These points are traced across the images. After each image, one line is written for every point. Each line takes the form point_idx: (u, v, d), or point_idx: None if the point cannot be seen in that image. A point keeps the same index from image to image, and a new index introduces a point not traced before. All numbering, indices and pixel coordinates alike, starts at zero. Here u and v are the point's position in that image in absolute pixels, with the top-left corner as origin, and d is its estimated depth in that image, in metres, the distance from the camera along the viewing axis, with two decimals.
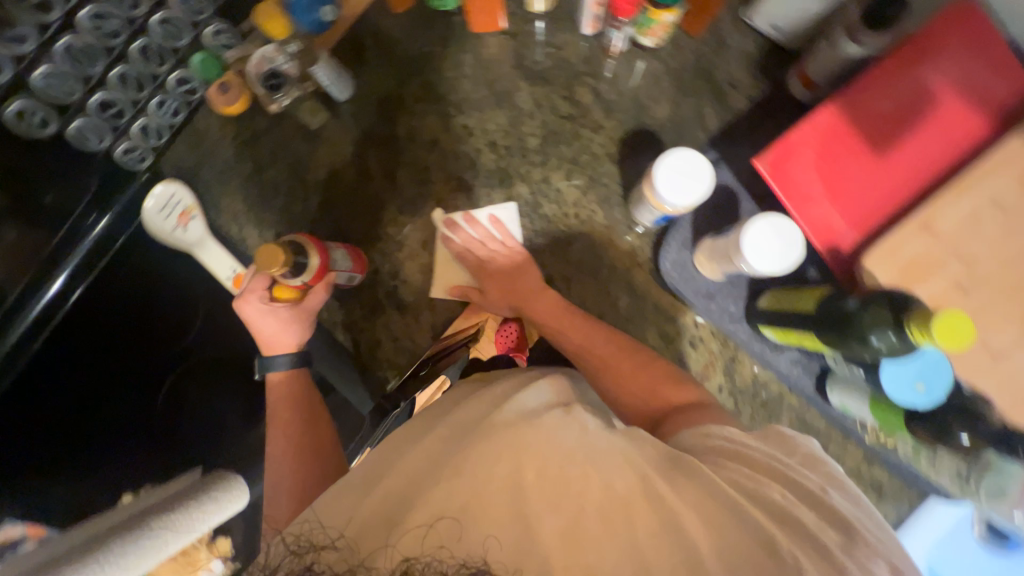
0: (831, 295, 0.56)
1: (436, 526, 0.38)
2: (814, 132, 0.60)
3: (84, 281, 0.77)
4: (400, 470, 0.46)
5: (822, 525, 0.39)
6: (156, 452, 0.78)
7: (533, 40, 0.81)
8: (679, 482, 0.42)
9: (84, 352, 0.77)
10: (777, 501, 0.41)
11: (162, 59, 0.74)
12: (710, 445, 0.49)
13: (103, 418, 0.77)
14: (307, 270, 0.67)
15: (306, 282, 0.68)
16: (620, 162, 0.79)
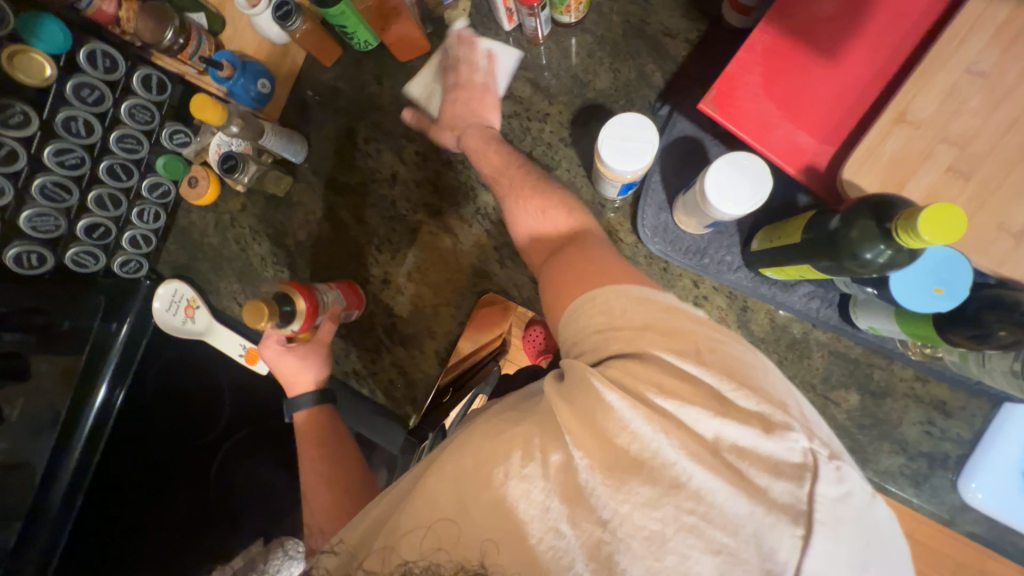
0: (816, 215, 0.52)
1: (434, 528, 0.39)
2: (754, 57, 0.57)
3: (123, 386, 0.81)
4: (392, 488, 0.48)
5: (707, 402, 0.38)
6: (215, 531, 0.80)
7: (460, 51, 0.81)
8: (571, 402, 0.40)
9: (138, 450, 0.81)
10: (661, 399, 0.38)
11: (130, 173, 0.77)
12: (602, 332, 0.45)
13: (166, 507, 0.81)
14: (296, 316, 0.68)
15: (299, 327, 0.69)
16: (575, 144, 0.78)
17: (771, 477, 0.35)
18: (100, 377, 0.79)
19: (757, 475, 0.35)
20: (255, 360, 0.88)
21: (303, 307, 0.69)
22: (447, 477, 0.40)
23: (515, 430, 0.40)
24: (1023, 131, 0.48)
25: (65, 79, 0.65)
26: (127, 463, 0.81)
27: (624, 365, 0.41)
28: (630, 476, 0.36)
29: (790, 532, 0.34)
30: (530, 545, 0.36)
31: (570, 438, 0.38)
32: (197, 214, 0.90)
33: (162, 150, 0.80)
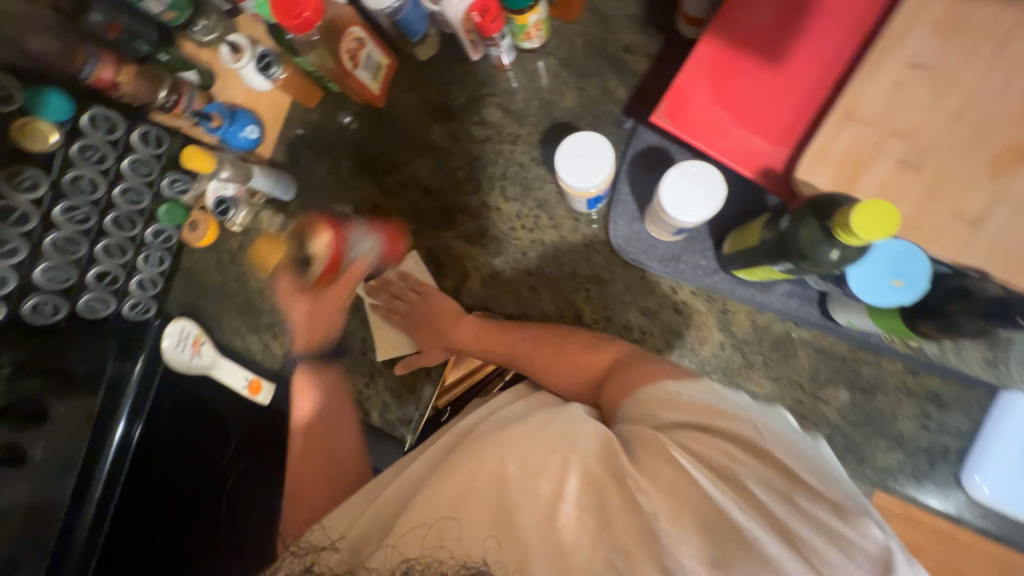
0: (773, 216, 0.53)
1: (436, 525, 0.42)
2: (700, 69, 0.58)
3: (139, 423, 0.86)
4: (394, 494, 0.50)
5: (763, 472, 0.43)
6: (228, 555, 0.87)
7: (433, 84, 0.86)
8: (647, 463, 0.44)
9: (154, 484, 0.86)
10: (732, 469, 0.43)
11: (134, 222, 0.83)
12: (669, 402, 0.51)
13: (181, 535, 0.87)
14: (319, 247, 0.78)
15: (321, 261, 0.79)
16: (546, 163, 0.80)
17: (842, 556, 0.38)
18: (118, 413, 0.84)
19: (826, 549, 0.38)
20: (258, 391, 0.92)
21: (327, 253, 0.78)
22: (498, 492, 0.43)
23: (573, 458, 0.44)
24: (970, 119, 0.48)
25: (70, 142, 0.71)
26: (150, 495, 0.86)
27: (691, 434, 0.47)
28: (698, 534, 0.40)
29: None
30: (574, 566, 0.39)
31: (637, 487, 0.42)
32: (200, 255, 0.96)
33: (162, 198, 0.86)
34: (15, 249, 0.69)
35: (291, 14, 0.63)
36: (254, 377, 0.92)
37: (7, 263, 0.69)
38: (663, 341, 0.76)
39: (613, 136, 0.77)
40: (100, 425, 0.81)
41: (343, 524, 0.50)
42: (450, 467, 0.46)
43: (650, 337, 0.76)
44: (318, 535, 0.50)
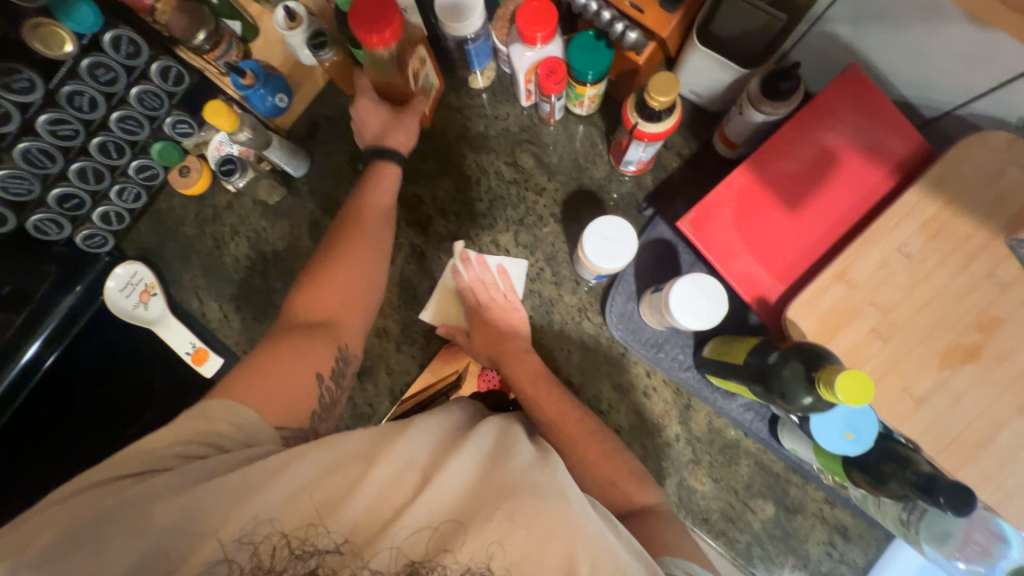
0: (760, 345, 0.58)
1: (436, 527, 0.46)
2: (730, 193, 0.64)
3: (56, 350, 0.72)
4: (423, 510, 0.47)
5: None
6: None
7: (477, 112, 0.87)
8: None
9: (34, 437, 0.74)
10: None
11: (122, 152, 0.76)
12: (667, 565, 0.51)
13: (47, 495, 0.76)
14: (659, 122, 0.63)
15: (636, 122, 0.64)
16: (564, 221, 0.83)
17: None
18: (35, 333, 0.71)
19: None
20: (202, 361, 0.85)
21: (668, 126, 0.63)
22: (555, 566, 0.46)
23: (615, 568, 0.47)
24: (933, 312, 0.56)
25: (82, 56, 0.65)
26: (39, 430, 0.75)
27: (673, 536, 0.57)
28: None
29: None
30: None
31: None
32: (179, 202, 0.89)
33: (160, 134, 0.80)
34: None
35: (365, 27, 0.59)
36: (201, 346, 0.85)
37: None
38: (626, 420, 0.79)
39: (631, 218, 0.82)
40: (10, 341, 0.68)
41: (342, 522, 0.46)
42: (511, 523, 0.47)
43: (615, 412, 0.79)
44: (309, 527, 0.45)
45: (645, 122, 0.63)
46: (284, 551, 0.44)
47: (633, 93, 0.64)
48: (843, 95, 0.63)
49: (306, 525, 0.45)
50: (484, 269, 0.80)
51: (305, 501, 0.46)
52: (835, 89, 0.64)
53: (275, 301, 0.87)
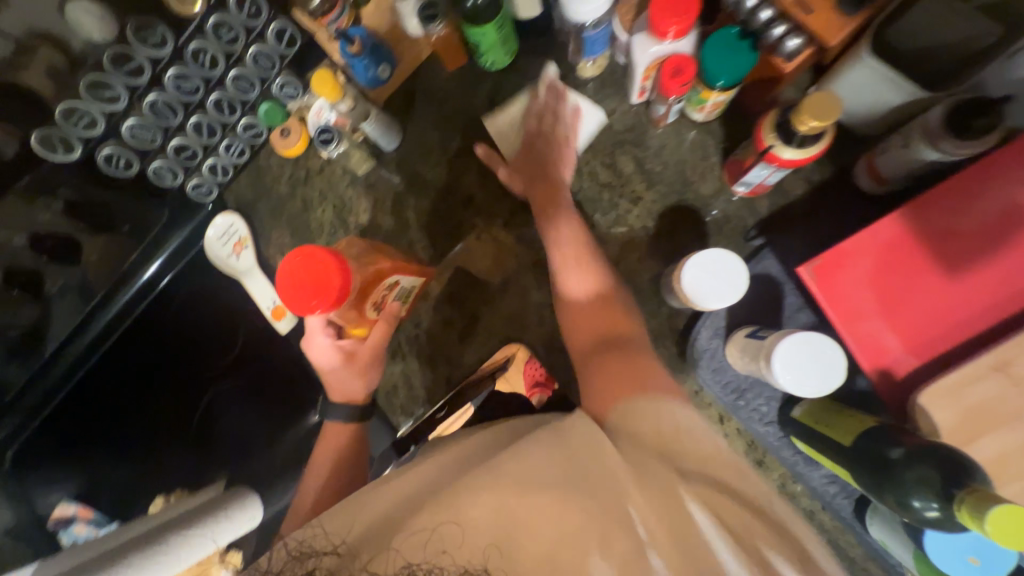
0: (876, 431, 0.50)
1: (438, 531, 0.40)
2: (872, 243, 0.54)
3: (170, 269, 0.87)
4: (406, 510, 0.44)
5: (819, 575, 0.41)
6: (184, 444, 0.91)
7: (581, 104, 0.80)
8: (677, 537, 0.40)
9: (144, 346, 0.89)
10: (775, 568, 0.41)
11: (233, 109, 0.80)
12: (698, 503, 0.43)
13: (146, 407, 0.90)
14: (799, 149, 0.53)
15: (771, 142, 0.55)
16: (656, 237, 0.76)
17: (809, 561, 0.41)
18: (151, 260, 0.86)
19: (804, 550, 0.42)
20: (280, 318, 0.89)
21: (808, 153, 0.53)
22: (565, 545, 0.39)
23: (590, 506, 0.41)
24: None
25: (209, 15, 0.70)
26: (145, 347, 0.89)
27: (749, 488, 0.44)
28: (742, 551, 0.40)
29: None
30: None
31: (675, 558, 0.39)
32: (277, 160, 0.91)
33: (268, 96, 0.81)
34: (115, 96, 0.68)
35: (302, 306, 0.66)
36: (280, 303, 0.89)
37: (102, 109, 0.67)
38: None
39: (734, 244, 0.73)
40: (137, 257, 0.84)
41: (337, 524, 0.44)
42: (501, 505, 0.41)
43: None
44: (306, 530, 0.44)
45: (781, 144, 0.54)
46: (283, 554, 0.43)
47: (774, 108, 0.55)
48: None
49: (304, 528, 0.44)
50: (561, 106, 0.75)
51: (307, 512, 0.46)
52: None
53: None
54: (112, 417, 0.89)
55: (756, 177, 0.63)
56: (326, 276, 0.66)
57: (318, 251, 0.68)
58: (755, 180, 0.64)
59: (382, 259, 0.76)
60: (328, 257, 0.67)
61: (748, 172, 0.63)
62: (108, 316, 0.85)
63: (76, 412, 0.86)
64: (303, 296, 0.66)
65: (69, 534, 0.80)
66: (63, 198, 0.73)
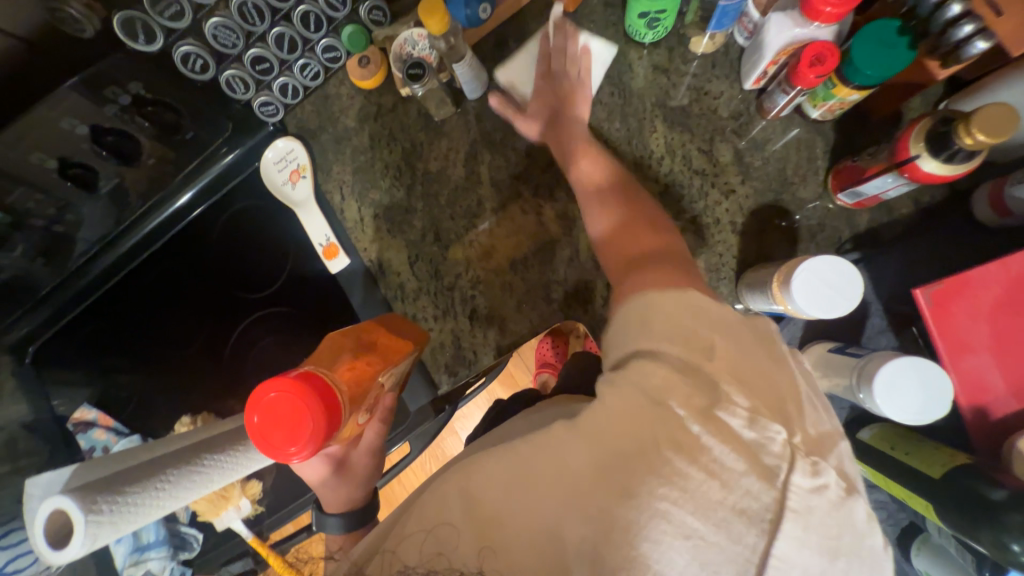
0: (970, 467, 0.49)
1: (434, 532, 0.42)
2: (1000, 276, 0.51)
3: (205, 201, 0.85)
4: (394, 521, 0.46)
5: (758, 412, 0.38)
6: (209, 369, 0.90)
7: (683, 81, 0.75)
8: (582, 432, 0.41)
9: (175, 268, 0.88)
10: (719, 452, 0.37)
11: (319, 27, 0.76)
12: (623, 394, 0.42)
13: (171, 331, 0.90)
14: (944, 166, 0.50)
15: (915, 153, 0.51)
16: (742, 234, 0.72)
17: (750, 438, 0.37)
18: (191, 184, 0.83)
19: (734, 431, 0.37)
20: (331, 256, 0.86)
21: (948, 171, 0.50)
22: (512, 493, 0.41)
23: (508, 452, 0.44)
24: None
25: None
26: (176, 271, 0.88)
27: (636, 369, 0.42)
28: (658, 427, 0.38)
29: (762, 526, 0.36)
30: (571, 478, 0.40)
31: (593, 454, 0.39)
32: (346, 91, 0.85)
33: (355, 20, 0.79)
34: None
35: (278, 449, 0.48)
36: (333, 241, 0.86)
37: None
38: None
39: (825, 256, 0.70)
40: (173, 184, 0.82)
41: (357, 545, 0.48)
42: (445, 486, 0.45)
43: None
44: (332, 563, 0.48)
45: (927, 157, 0.50)
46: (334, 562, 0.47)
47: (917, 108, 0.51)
48: None
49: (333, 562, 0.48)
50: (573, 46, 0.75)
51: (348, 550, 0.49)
52: None
53: (410, 218, 0.85)
54: (136, 338, 0.88)
55: (873, 187, 0.60)
56: (298, 409, 0.48)
57: (282, 382, 0.49)
58: (871, 191, 0.61)
59: (372, 351, 0.63)
60: (304, 380, 0.50)
61: (868, 178, 0.59)
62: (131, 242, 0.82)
63: (94, 320, 0.84)
64: (276, 439, 0.48)
65: (88, 438, 0.78)
66: (132, 92, 0.69)
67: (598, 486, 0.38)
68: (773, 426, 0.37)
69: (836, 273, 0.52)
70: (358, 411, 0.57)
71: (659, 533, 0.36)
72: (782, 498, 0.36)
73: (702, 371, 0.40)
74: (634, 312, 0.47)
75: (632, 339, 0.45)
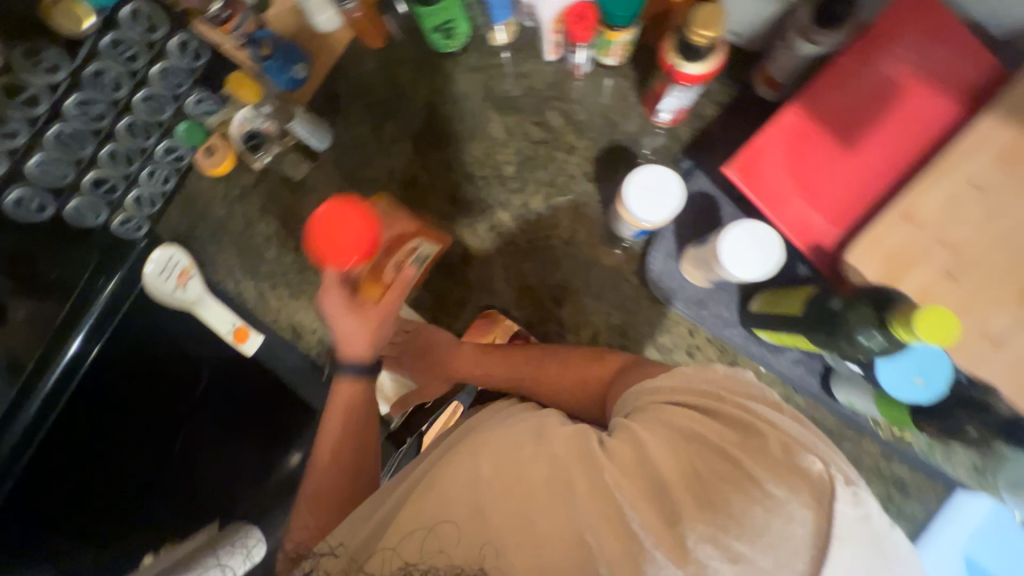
0: (818, 294, 0.56)
1: (436, 529, 0.39)
2: (780, 133, 0.60)
3: (100, 339, 0.78)
4: (383, 520, 0.45)
5: (792, 448, 0.37)
6: (173, 502, 0.83)
7: (498, 72, 0.84)
8: (620, 458, 0.40)
9: (80, 422, 0.77)
10: (759, 483, 0.36)
11: (149, 133, 0.77)
12: (665, 430, 0.42)
13: (98, 492, 0.78)
14: (704, 63, 0.59)
15: (675, 63, 0.60)
16: (596, 180, 0.80)
17: (789, 470, 0.36)
18: (75, 332, 0.76)
19: (777, 463, 0.36)
20: (243, 340, 0.86)
21: (709, 65, 0.59)
22: (528, 503, 0.38)
23: (525, 457, 0.41)
24: (1009, 248, 0.52)
25: (102, 33, 0.67)
26: (81, 426, 0.77)
27: (672, 414, 0.43)
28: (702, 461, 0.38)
29: (802, 548, 0.33)
30: (612, 511, 0.36)
31: (637, 488, 0.38)
32: (207, 184, 0.88)
33: (184, 116, 0.80)
34: (13, 132, 0.64)
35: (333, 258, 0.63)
36: (242, 324, 0.86)
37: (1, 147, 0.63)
38: None
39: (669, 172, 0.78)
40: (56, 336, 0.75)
41: (353, 539, 0.47)
42: (449, 485, 0.41)
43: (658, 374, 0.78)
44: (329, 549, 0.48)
45: (684, 62, 0.59)
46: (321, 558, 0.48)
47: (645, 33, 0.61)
48: (906, 23, 0.59)
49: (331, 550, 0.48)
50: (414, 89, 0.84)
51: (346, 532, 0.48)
52: (899, 13, 0.59)
53: (309, 275, 0.87)
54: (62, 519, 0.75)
55: (672, 100, 0.68)
56: (343, 230, 0.63)
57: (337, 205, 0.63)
58: (673, 105, 0.70)
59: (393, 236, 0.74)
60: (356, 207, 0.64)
61: (663, 94, 0.68)
62: (29, 415, 0.72)
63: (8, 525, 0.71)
64: (329, 250, 0.63)
65: None
66: None
67: (640, 518, 0.36)
68: (811, 456, 0.36)
69: (654, 177, 0.59)
70: (381, 263, 0.71)
71: (707, 558, 0.34)
72: (829, 523, 0.33)
73: (731, 413, 0.42)
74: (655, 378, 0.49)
75: (650, 399, 0.47)
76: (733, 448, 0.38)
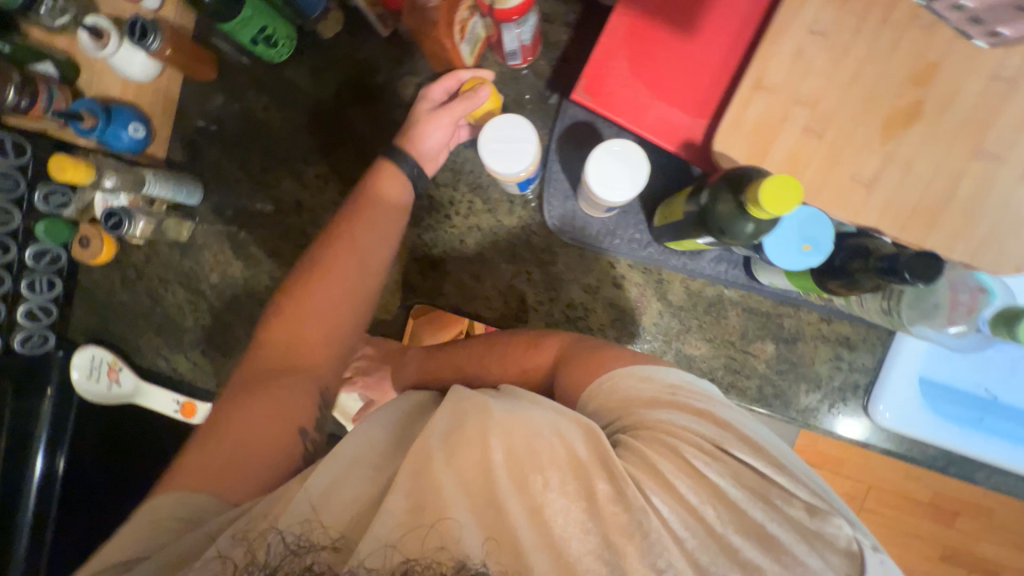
0: (693, 192, 0.55)
1: (437, 526, 0.38)
2: (616, 41, 0.58)
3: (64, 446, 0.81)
4: (357, 510, 0.41)
5: (784, 487, 0.41)
6: None
7: (342, 65, 0.79)
8: (638, 472, 0.42)
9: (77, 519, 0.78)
10: (755, 515, 0.40)
11: (6, 247, 0.73)
12: (670, 444, 0.44)
13: None
14: None
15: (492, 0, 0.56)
16: (474, 145, 0.77)
17: (777, 502, 0.41)
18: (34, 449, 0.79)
19: (772, 496, 0.41)
20: (192, 413, 0.84)
21: None
22: (542, 520, 0.39)
23: (545, 459, 0.42)
24: (862, 87, 0.50)
25: None
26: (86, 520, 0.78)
27: (678, 425, 0.46)
28: (708, 486, 0.41)
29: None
30: (628, 528, 0.39)
31: (658, 498, 0.40)
32: (99, 275, 0.85)
33: (39, 215, 0.76)
34: None
35: None
36: (186, 400, 0.84)
37: None
38: (606, 316, 0.78)
39: (540, 112, 0.75)
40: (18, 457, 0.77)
41: (337, 516, 0.40)
42: (463, 478, 0.41)
43: (594, 314, 0.78)
44: (303, 523, 0.39)
45: None
46: (279, 547, 0.38)
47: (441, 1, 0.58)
48: None
49: (299, 523, 0.39)
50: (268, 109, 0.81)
51: (304, 500, 0.41)
52: None
53: (234, 330, 0.86)
54: None
55: (512, 39, 0.64)
56: None
57: None
58: (516, 44, 0.66)
59: None
60: None
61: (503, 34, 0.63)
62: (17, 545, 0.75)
63: None
64: None
65: None
66: None
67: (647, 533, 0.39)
68: (836, 520, 0.39)
69: (505, 125, 0.56)
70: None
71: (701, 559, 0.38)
72: (808, 550, 0.39)
73: (732, 437, 0.44)
74: (648, 379, 0.50)
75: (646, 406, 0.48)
76: (735, 480, 0.42)
